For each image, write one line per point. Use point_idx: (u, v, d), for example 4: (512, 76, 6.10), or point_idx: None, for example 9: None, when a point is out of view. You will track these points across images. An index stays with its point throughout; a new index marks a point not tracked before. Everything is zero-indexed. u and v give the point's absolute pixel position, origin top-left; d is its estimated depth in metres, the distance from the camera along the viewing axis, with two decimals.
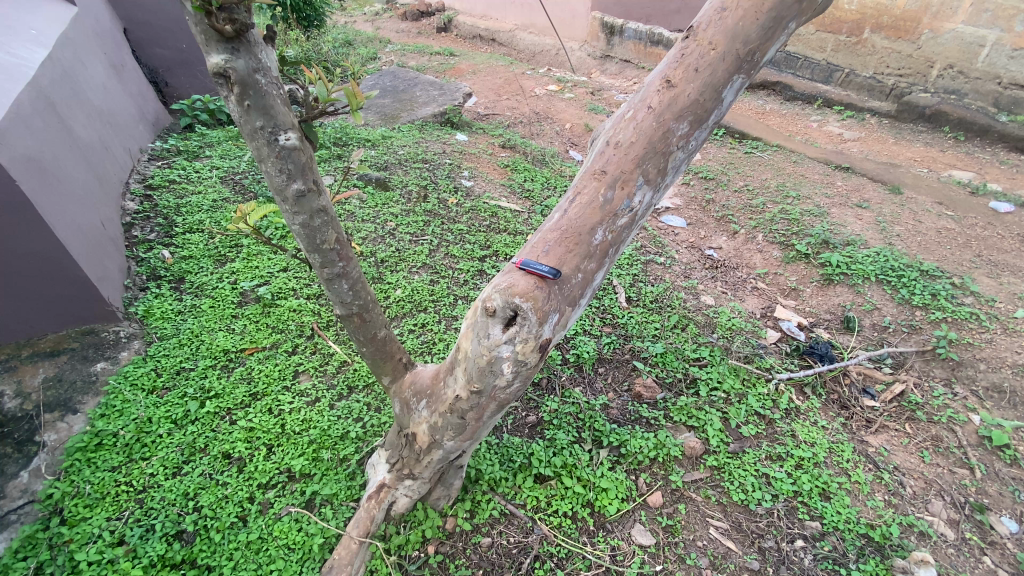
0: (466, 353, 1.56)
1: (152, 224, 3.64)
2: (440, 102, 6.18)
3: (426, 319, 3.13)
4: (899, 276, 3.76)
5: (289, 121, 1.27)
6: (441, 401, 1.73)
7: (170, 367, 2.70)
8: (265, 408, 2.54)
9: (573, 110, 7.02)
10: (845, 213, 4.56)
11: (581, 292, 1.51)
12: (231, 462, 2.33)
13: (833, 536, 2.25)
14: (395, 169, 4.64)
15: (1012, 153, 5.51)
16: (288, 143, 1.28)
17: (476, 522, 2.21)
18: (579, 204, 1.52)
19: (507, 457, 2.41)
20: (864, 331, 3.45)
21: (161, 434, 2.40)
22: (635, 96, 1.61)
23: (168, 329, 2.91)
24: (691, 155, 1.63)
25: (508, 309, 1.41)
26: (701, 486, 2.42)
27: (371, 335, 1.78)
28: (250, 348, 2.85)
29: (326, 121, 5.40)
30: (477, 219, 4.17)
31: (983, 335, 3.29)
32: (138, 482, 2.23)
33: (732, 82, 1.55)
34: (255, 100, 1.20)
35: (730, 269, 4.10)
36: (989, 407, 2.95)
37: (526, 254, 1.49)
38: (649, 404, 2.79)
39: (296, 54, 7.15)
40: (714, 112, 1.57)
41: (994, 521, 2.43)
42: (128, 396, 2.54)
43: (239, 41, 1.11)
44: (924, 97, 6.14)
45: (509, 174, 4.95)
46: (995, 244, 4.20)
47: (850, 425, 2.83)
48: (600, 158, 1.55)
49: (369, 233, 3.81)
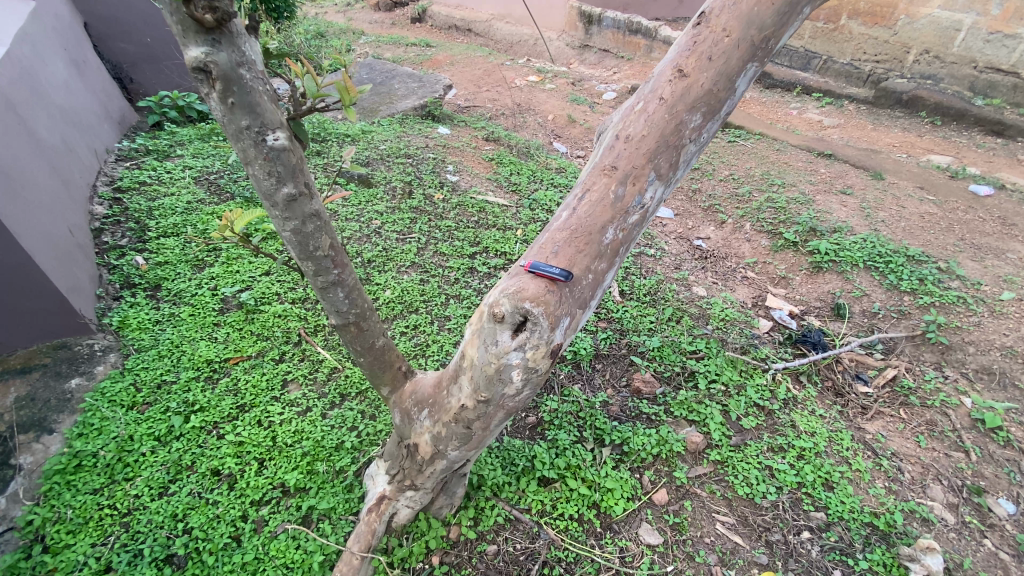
0: (471, 360, 1.48)
1: (124, 229, 3.48)
2: (420, 95, 6.03)
3: (418, 320, 3.05)
4: (886, 261, 3.81)
5: (277, 120, 1.15)
6: (446, 410, 1.65)
7: (151, 380, 2.56)
8: (254, 420, 2.42)
9: (554, 101, 6.93)
10: (829, 200, 4.59)
11: (592, 293, 1.44)
12: (221, 478, 2.21)
13: (839, 526, 2.23)
14: (377, 165, 4.51)
15: (988, 137, 5.60)
16: (277, 143, 1.16)
17: (481, 529, 2.15)
18: (589, 201, 1.45)
19: (509, 460, 2.36)
20: (854, 318, 3.50)
21: (145, 453, 2.28)
22: (644, 87, 1.55)
23: (147, 340, 2.76)
24: (702, 148, 1.57)
25: (518, 315, 1.33)
26: (705, 481, 2.40)
27: (369, 345, 1.64)
28: (235, 358, 2.71)
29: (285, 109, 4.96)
30: (465, 214, 4.07)
31: (971, 319, 3.35)
32: (123, 505, 2.10)
33: (746, 70, 1.49)
34: (240, 96, 1.08)
35: (720, 259, 4.11)
36: (979, 389, 3.02)
37: (534, 256, 1.41)
38: (649, 400, 2.76)
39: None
40: (727, 102, 1.51)
41: (991, 503, 2.48)
42: (107, 413, 2.40)
43: (220, 32, 1.01)
44: (901, 82, 6.25)
45: (495, 167, 4.84)
46: (977, 227, 4.28)
47: (847, 413, 2.86)
48: (609, 153, 1.48)
49: (354, 232, 3.69)
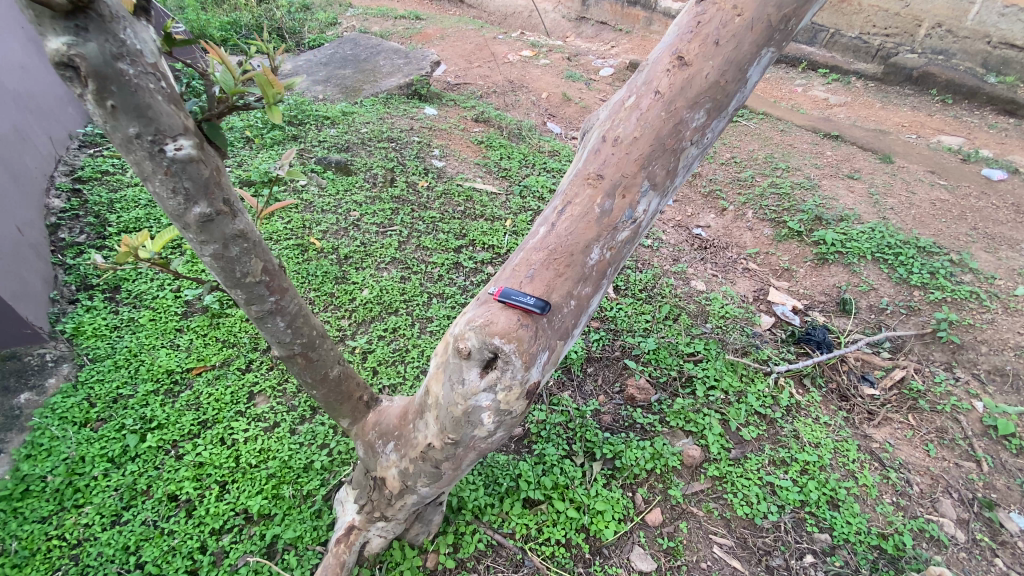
0: (437, 398, 1.29)
1: (82, 224, 3.24)
2: (405, 73, 5.69)
3: (397, 323, 2.84)
4: (895, 253, 3.60)
5: (180, 124, 0.93)
6: (412, 446, 1.47)
7: (106, 395, 2.37)
8: (216, 438, 2.24)
9: (548, 78, 6.59)
10: (836, 185, 4.36)
11: (575, 322, 1.25)
12: (179, 504, 2.04)
13: (844, 549, 2.09)
14: (357, 150, 4.24)
15: (1000, 117, 5.33)
16: (180, 154, 0.94)
17: (461, 557, 1.99)
18: (571, 216, 1.25)
19: (492, 480, 2.19)
20: (860, 314, 3.31)
21: (96, 476, 2.09)
22: (637, 78, 1.33)
23: (103, 348, 2.55)
24: (704, 150, 1.36)
25: (487, 351, 1.13)
26: (702, 499, 2.24)
27: (321, 375, 1.47)
28: (198, 368, 2.52)
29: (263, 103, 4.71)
30: (451, 203, 3.83)
31: (984, 316, 3.17)
32: (71, 536, 1.92)
33: (761, 56, 1.26)
34: (123, 95, 0.85)
35: (720, 249, 3.89)
36: (991, 392, 2.86)
37: (507, 281, 1.21)
38: (644, 408, 2.58)
39: (247, 39, 6.63)
40: (736, 96, 1.29)
41: (1002, 517, 2.33)
42: (56, 431, 2.20)
43: (86, 17, 0.78)
44: (912, 58, 5.95)
45: (484, 151, 4.57)
46: (990, 215, 4.06)
47: (853, 419, 2.69)
48: (595, 158, 1.28)
49: (331, 225, 3.45)
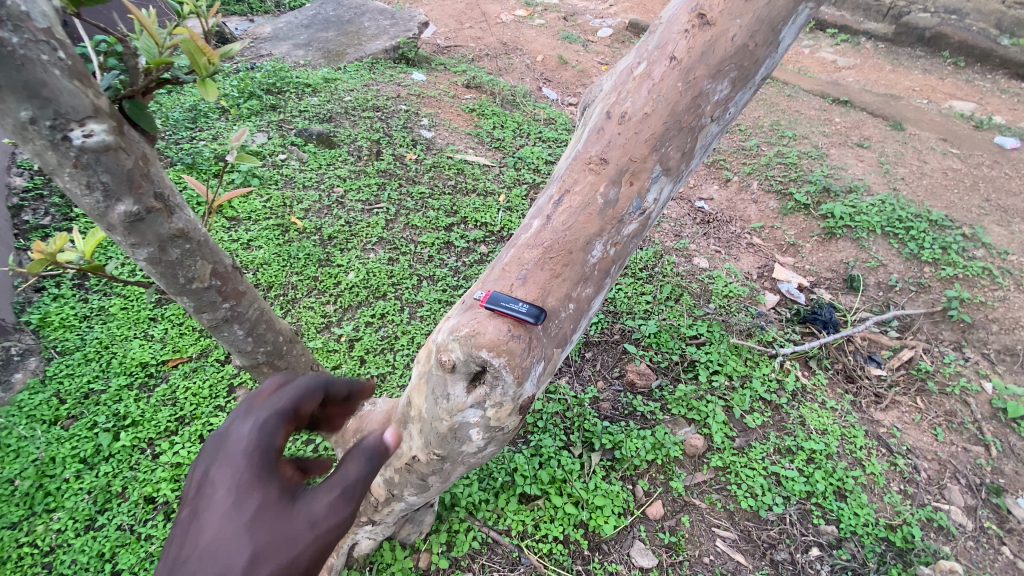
0: (419, 412, 1.17)
1: (47, 205, 3.02)
2: (391, 35, 5.33)
3: (385, 308, 2.69)
4: (906, 227, 3.44)
5: (88, 106, 0.81)
6: (396, 456, 1.34)
7: (76, 391, 2.23)
8: (195, 435, 2.12)
9: (544, 39, 6.23)
10: (845, 153, 4.16)
11: (573, 327, 1.11)
12: (156, 507, 1.94)
13: (851, 542, 2.02)
14: (341, 120, 3.99)
15: (1012, 81, 5.09)
16: (89, 141, 0.82)
17: (455, 556, 1.91)
18: (569, 207, 1.09)
19: (486, 475, 2.09)
20: (868, 291, 3.19)
21: (68, 479, 1.98)
22: (648, 40, 1.15)
23: (72, 341, 2.40)
24: (725, 126, 1.19)
25: (474, 365, 0.99)
26: (705, 490, 2.16)
27: None
28: (174, 360, 2.38)
29: (238, 69, 4.43)
30: (441, 177, 3.62)
31: (995, 293, 3.05)
32: (43, 543, 1.82)
33: (797, 15, 1.08)
34: (8, 72, 0.72)
35: (724, 223, 3.71)
36: (1000, 372, 2.77)
37: (495, 283, 1.06)
38: (644, 395, 2.48)
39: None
40: (766, 62, 1.11)
41: (1010, 503, 2.27)
42: (23, 432, 2.07)
43: None
44: (925, 17, 5.63)
45: (476, 120, 4.31)
46: (1003, 185, 3.90)
47: (860, 403, 2.59)
48: (598, 138, 1.11)
49: (313, 203, 3.26)
